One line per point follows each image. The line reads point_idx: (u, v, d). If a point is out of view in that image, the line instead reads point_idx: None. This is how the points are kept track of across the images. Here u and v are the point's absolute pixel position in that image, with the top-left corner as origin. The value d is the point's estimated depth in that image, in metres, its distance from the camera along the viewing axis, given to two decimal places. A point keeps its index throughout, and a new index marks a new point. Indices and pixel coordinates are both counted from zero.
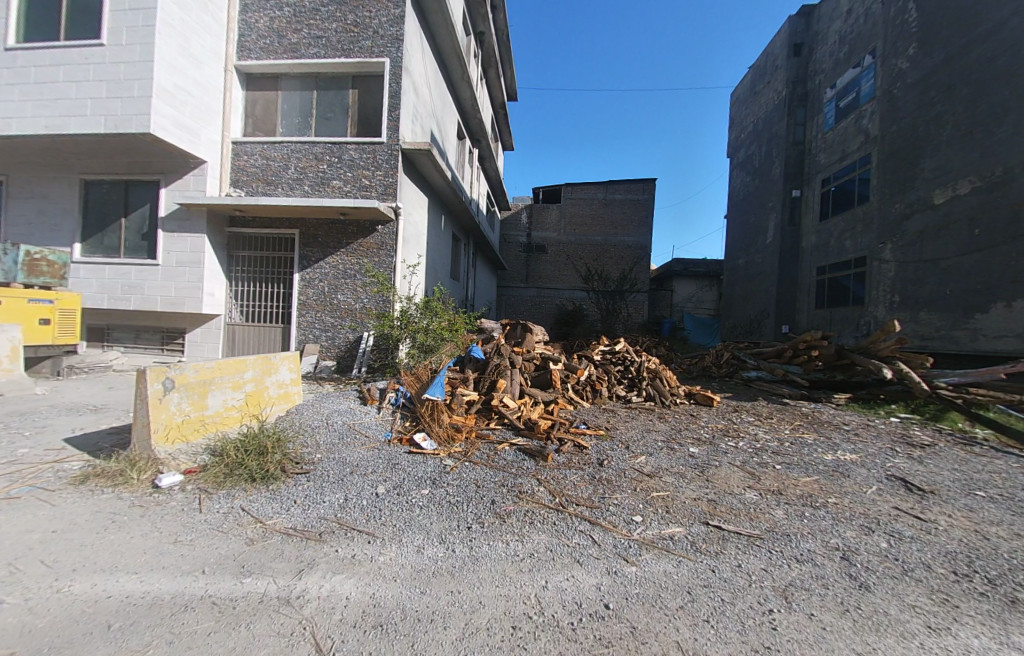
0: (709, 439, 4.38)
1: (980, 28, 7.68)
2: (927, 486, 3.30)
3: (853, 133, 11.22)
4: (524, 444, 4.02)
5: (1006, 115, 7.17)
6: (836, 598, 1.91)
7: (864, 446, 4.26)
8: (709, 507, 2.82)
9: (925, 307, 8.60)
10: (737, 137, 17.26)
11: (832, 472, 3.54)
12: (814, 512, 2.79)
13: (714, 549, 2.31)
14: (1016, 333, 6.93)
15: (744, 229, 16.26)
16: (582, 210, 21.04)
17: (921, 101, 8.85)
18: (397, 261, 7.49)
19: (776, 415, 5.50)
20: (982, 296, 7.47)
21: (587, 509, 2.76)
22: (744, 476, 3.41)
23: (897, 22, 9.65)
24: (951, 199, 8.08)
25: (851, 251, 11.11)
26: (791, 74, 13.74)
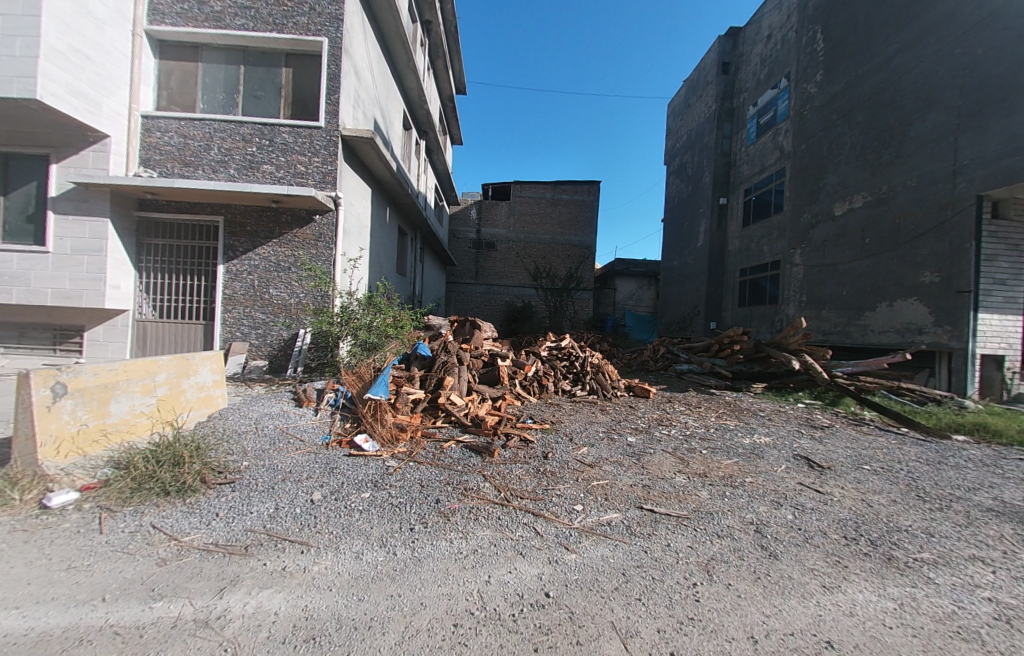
0: (645, 428, 4.67)
1: (869, 63, 8.87)
2: (824, 462, 3.77)
3: (771, 149, 12.43)
4: (470, 441, 4.01)
5: (889, 140, 8.34)
6: (751, 568, 2.12)
7: (776, 430, 4.77)
8: (644, 493, 2.99)
9: (826, 306, 9.81)
10: (673, 146, 18.46)
11: (748, 454, 3.93)
12: (733, 491, 3.07)
13: (647, 531, 2.46)
14: (895, 328, 8.11)
15: (679, 232, 17.46)
16: (531, 209, 21.32)
17: (825, 124, 10.05)
18: (337, 254, 7.08)
19: (704, 404, 5.99)
20: (870, 296, 8.66)
21: (531, 502, 2.81)
22: (674, 462, 3.67)
23: (808, 52, 10.82)
24: (847, 211, 9.27)
25: (768, 255, 12.35)
26: (720, 91, 14.96)
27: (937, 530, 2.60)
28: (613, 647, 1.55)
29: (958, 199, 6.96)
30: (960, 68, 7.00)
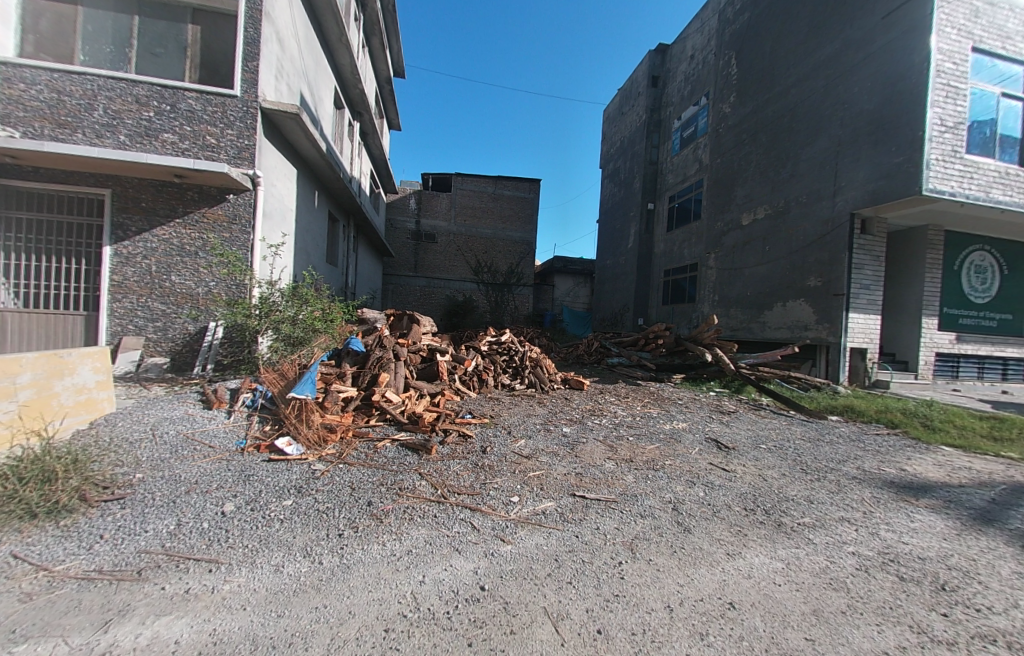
0: (579, 419, 4.90)
1: (772, 92, 10.06)
2: (730, 443, 4.26)
3: (693, 161, 13.59)
4: (406, 439, 3.89)
5: (785, 161, 9.56)
6: (668, 542, 2.32)
7: (691, 416, 5.29)
8: (577, 481, 3.13)
9: (734, 305, 11.03)
10: (608, 150, 19.39)
11: (668, 439, 4.31)
12: (654, 474, 3.35)
13: (579, 516, 2.59)
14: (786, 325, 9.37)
15: (612, 233, 18.45)
16: (472, 202, 21.09)
17: (736, 142, 11.24)
18: (256, 239, 6.40)
19: (632, 395, 6.44)
20: (768, 297, 9.90)
21: (468, 497, 2.81)
22: (604, 449, 3.91)
23: (724, 75, 11.97)
24: (752, 221, 10.49)
25: (687, 257, 13.56)
26: (650, 102, 16.00)
27: (814, 497, 3.07)
28: (545, 632, 1.60)
29: (836, 216, 8.21)
30: (840, 105, 8.22)
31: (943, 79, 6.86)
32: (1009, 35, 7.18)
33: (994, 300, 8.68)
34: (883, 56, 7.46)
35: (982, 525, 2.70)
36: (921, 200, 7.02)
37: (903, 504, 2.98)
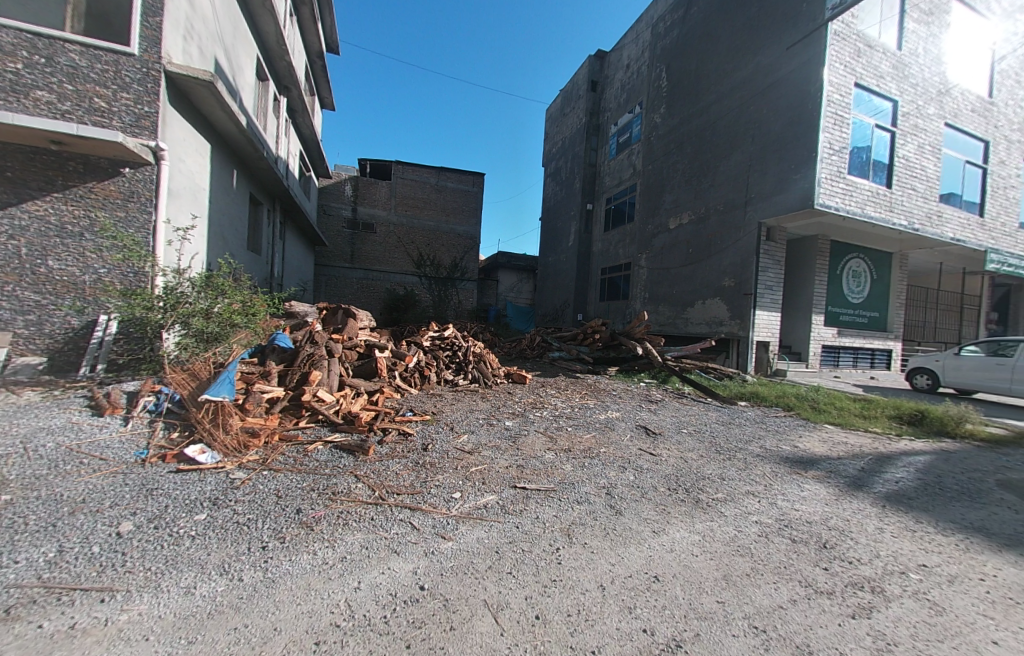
0: (521, 412, 5.00)
1: (696, 107, 10.96)
2: (656, 429, 4.63)
3: (627, 165, 14.36)
4: (341, 441, 3.68)
5: (706, 172, 10.49)
6: (602, 525, 2.47)
7: (624, 406, 5.65)
8: (518, 473, 3.20)
9: (662, 302, 11.91)
10: (550, 149, 19.81)
11: (603, 427, 4.58)
12: (590, 461, 3.53)
13: (519, 507, 2.65)
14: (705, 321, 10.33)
15: (553, 231, 18.93)
16: (413, 192, 20.38)
17: (666, 151, 12.09)
18: (159, 221, 5.60)
19: (571, 387, 6.71)
20: (691, 295, 10.83)
21: (408, 497, 2.74)
22: (545, 440, 4.04)
23: (656, 87, 12.77)
24: (678, 225, 11.38)
25: (622, 257, 14.35)
26: (589, 106, 16.59)
27: (725, 473, 3.45)
28: (485, 624, 1.62)
29: (747, 224, 9.20)
30: (752, 124, 9.19)
31: (832, 109, 7.96)
32: (880, 77, 8.51)
33: (864, 300, 10.36)
34: (787, 84, 8.46)
35: (852, 489, 3.24)
36: (813, 213, 8.12)
37: (796, 476, 3.46)
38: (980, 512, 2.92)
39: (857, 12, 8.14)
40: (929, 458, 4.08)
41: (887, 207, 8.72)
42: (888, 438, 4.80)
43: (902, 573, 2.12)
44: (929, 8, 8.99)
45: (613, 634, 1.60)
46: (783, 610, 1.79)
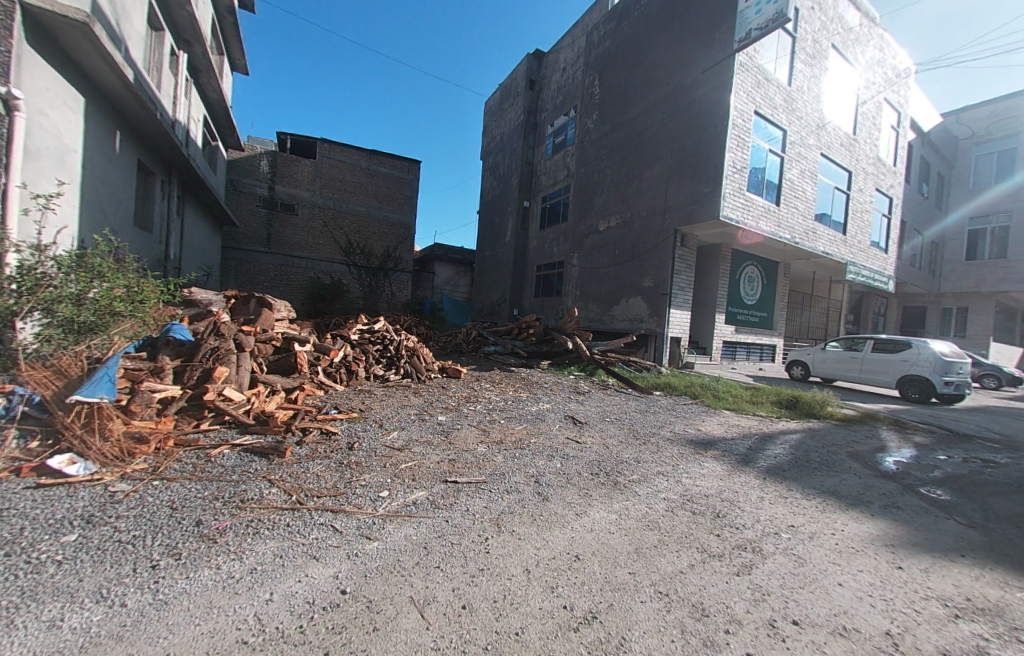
0: (454, 406, 4.97)
1: (625, 116, 11.65)
2: (583, 419, 4.91)
3: (562, 166, 14.83)
4: (252, 443, 3.36)
5: (632, 178, 11.24)
6: (529, 512, 2.57)
7: (555, 398, 5.89)
8: (449, 467, 3.19)
9: (591, 299, 12.56)
10: (488, 143, 19.73)
11: (534, 419, 4.74)
12: (520, 452, 3.65)
13: (449, 501, 2.65)
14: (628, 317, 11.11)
15: (490, 225, 18.94)
16: (342, 175, 19.01)
17: (597, 155, 12.70)
18: (12, 185, 4.56)
19: (505, 380, 6.82)
20: (617, 293, 11.56)
21: (329, 500, 2.59)
22: (477, 433, 4.07)
23: (589, 93, 13.32)
24: (607, 227, 12.06)
25: (555, 254, 14.83)
26: (527, 104, 16.79)
27: (641, 456, 3.78)
28: (411, 621, 1.61)
29: (666, 230, 10.06)
30: (673, 138, 10.03)
31: (736, 132, 9.00)
32: (774, 108, 9.79)
33: (757, 302, 11.95)
34: (701, 104, 9.37)
35: (742, 465, 3.74)
36: (720, 224, 9.14)
37: (698, 456, 3.92)
38: (834, 478, 3.56)
39: (758, 47, 9.25)
40: (801, 436, 4.87)
41: (777, 222, 10.13)
42: (771, 420, 5.62)
43: (776, 533, 2.52)
44: (812, 53, 10.51)
45: (536, 614, 1.68)
46: (683, 575, 2.03)
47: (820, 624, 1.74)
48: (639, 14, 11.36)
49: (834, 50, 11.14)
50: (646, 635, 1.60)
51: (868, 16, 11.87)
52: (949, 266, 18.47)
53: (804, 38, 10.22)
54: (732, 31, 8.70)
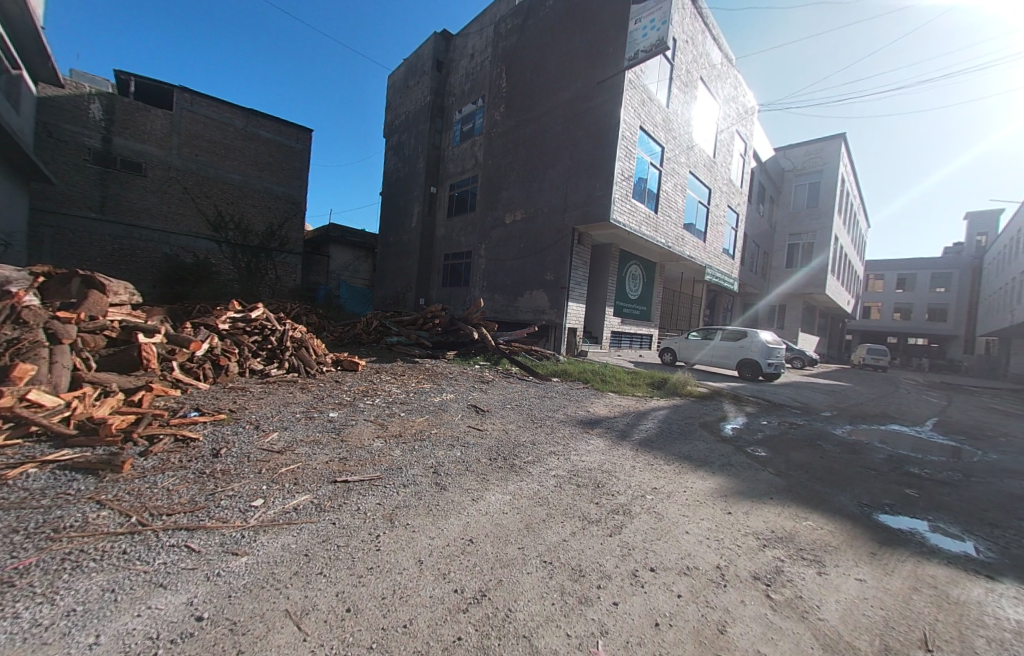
0: (349, 401, 4.64)
1: (530, 113, 11.98)
2: (485, 407, 5.02)
3: (470, 155, 14.70)
4: (73, 459, 2.70)
5: (536, 175, 11.67)
6: (425, 504, 2.54)
7: (459, 387, 5.91)
8: (338, 466, 2.97)
9: (497, 290, 12.79)
10: (392, 120, 18.52)
11: (436, 410, 4.70)
12: (420, 444, 3.58)
13: (337, 503, 2.48)
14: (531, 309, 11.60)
15: (394, 209, 17.94)
16: (210, 135, 16.06)
17: (504, 148, 12.87)
18: None
19: (407, 372, 6.59)
20: (521, 285, 11.97)
21: (185, 516, 2.21)
22: (374, 428, 3.87)
23: (496, 84, 13.37)
24: (513, 220, 12.37)
25: (462, 243, 14.71)
26: (434, 85, 16.14)
27: (536, 439, 4.03)
28: (284, 635, 1.47)
29: (565, 227, 10.73)
30: (573, 141, 10.68)
31: (625, 143, 9.98)
32: (655, 126, 11.08)
33: (639, 298, 13.56)
34: (596, 113, 10.14)
35: (621, 440, 4.24)
36: (611, 225, 10.08)
37: (585, 434, 4.34)
38: (690, 445, 4.25)
39: (643, 69, 10.32)
40: (667, 412, 5.71)
41: (655, 227, 11.57)
42: (646, 399, 6.48)
43: (642, 496, 2.93)
44: (685, 81, 12.10)
45: (426, 602, 1.68)
46: (565, 543, 2.23)
47: (670, 567, 2.09)
48: (543, 15, 11.72)
49: (701, 82, 12.99)
50: (530, 603, 1.73)
51: (726, 57, 14.07)
52: (776, 272, 23.31)
53: (679, 67, 11.69)
54: (623, 49, 9.54)
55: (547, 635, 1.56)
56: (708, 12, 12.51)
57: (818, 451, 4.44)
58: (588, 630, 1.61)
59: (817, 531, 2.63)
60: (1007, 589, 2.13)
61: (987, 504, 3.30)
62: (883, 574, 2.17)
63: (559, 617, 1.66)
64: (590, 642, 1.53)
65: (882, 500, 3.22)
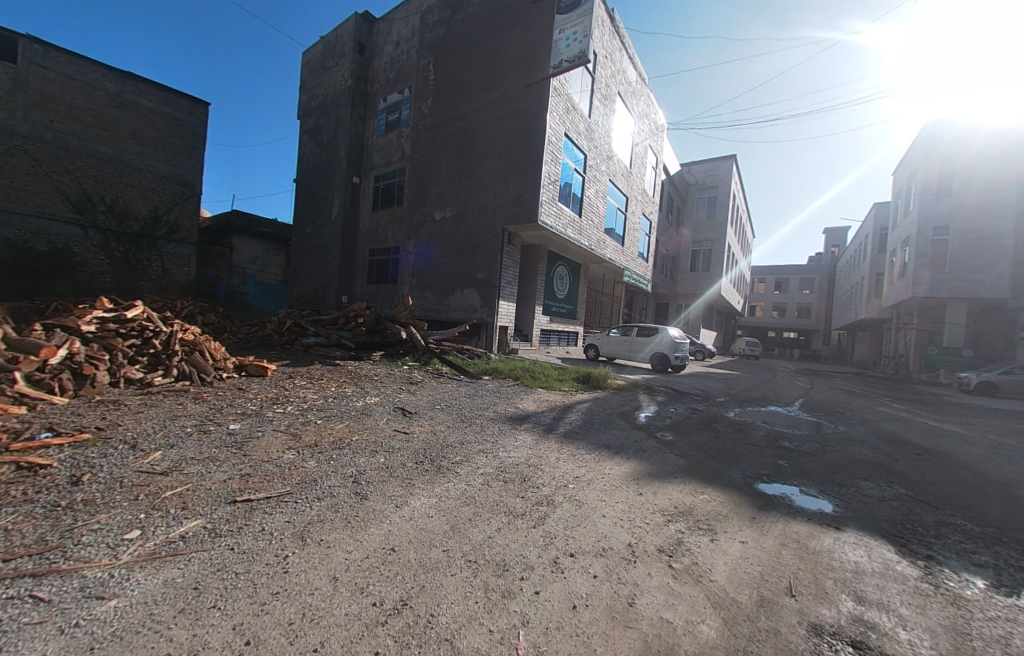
0: (255, 411, 4.18)
1: (459, 108, 11.83)
2: (412, 409, 4.87)
3: (396, 147, 14.09)
4: None
5: (467, 172, 11.57)
6: (342, 516, 2.38)
7: (384, 390, 5.66)
8: (239, 485, 2.66)
9: (427, 289, 12.45)
10: (307, 102, 17.02)
11: (359, 414, 4.45)
12: (339, 452, 3.36)
13: (237, 525, 2.22)
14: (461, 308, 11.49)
15: (312, 198, 16.51)
16: (70, 97, 13.31)
17: (432, 142, 12.55)
18: None
19: (326, 376, 6.14)
20: (452, 283, 11.78)
21: (29, 560, 1.81)
22: (285, 439, 3.54)
23: (423, 76, 12.97)
24: (442, 217, 12.12)
25: (389, 238, 14.05)
26: (355, 68, 15.16)
27: (465, 438, 4.02)
28: None
29: (495, 227, 10.81)
30: (503, 141, 10.81)
31: (551, 148, 10.37)
32: (579, 134, 11.66)
33: (566, 297, 14.19)
34: (524, 116, 10.37)
35: (547, 434, 4.42)
36: (539, 227, 10.39)
37: (513, 430, 4.43)
38: (608, 434, 4.56)
39: (568, 78, 10.79)
40: (590, 404, 6.07)
41: (579, 230, 12.21)
42: (571, 393, 6.81)
43: (565, 486, 3.08)
44: (605, 95, 12.91)
45: (340, 621, 1.58)
46: (490, 539, 2.25)
47: (588, 550, 2.22)
48: (471, 12, 11.64)
49: (619, 97, 13.95)
50: (453, 604, 1.72)
51: (640, 76, 15.29)
52: (683, 276, 25.88)
53: (599, 80, 12.43)
54: (548, 56, 9.88)
55: (469, 635, 1.55)
56: (624, 32, 13.46)
57: (714, 432, 5.05)
58: (510, 623, 1.64)
59: (711, 503, 2.99)
60: (848, 536, 2.64)
61: (835, 468, 4.05)
62: (761, 536, 2.54)
63: (482, 614, 1.67)
64: (511, 635, 1.57)
65: (762, 471, 3.77)
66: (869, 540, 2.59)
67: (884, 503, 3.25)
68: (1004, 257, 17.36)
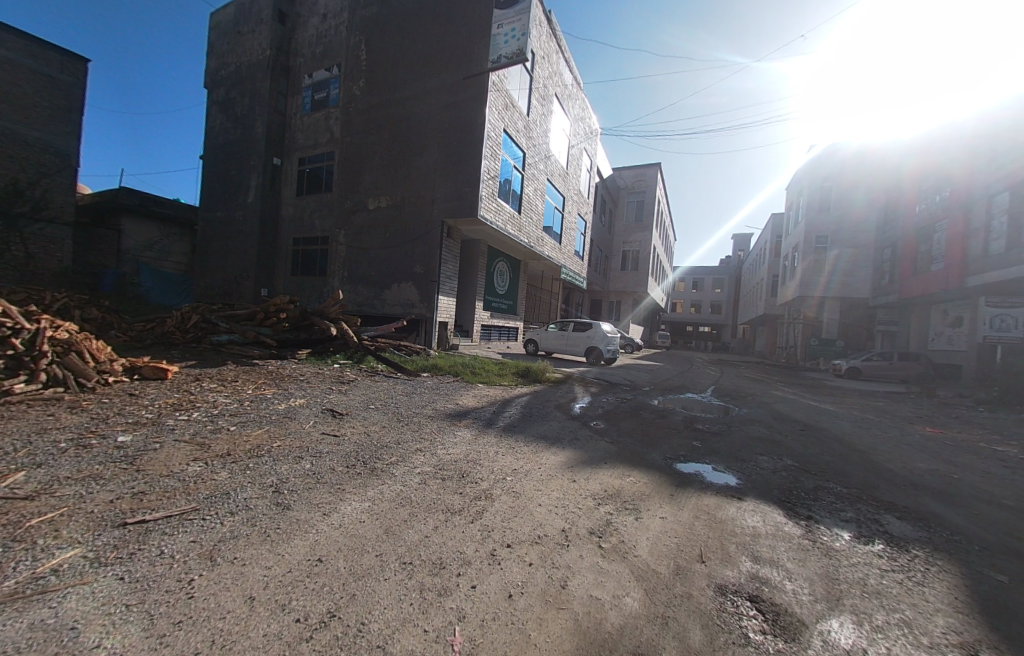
0: (150, 420, 3.65)
1: (394, 93, 11.28)
2: (343, 410, 4.59)
3: (323, 129, 13.09)
4: None
5: (404, 160, 11.10)
6: (260, 531, 2.18)
7: (311, 390, 5.26)
8: (131, 505, 2.31)
9: (360, 282, 11.77)
10: (217, 69, 15.10)
11: (281, 418, 4.09)
12: (256, 461, 3.05)
13: (128, 550, 1.93)
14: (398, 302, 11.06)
15: (223, 179, 14.73)
16: None
17: (364, 126, 11.83)
18: None
19: (242, 377, 5.57)
20: (387, 277, 11.28)
21: None
22: (190, 450, 3.14)
23: (354, 54, 12.15)
24: (376, 206, 11.52)
25: (317, 227, 13.03)
26: (275, 38, 13.76)
27: (400, 438, 3.89)
28: None
29: (434, 220, 10.54)
30: (441, 132, 10.53)
31: (490, 143, 10.34)
32: (517, 131, 11.76)
33: (506, 292, 14.31)
34: (463, 108, 10.21)
35: (486, 428, 4.45)
36: (478, 222, 10.33)
37: (452, 427, 4.39)
38: (545, 426, 4.71)
39: (506, 74, 10.81)
40: (528, 397, 6.21)
41: (518, 227, 12.36)
42: (510, 388, 6.91)
43: (503, 479, 3.12)
44: (542, 94, 13.16)
45: (258, 643, 1.45)
46: (426, 539, 2.21)
47: (524, 539, 2.29)
48: None
49: (556, 99, 14.32)
50: (386, 609, 1.66)
51: (575, 80, 15.81)
52: (616, 274, 27.37)
53: (537, 80, 12.63)
54: (487, 51, 9.81)
55: (402, 638, 1.51)
56: (560, 35, 13.79)
57: (640, 419, 5.47)
58: (446, 620, 1.63)
59: (636, 484, 3.23)
60: (747, 504, 3.01)
61: (737, 445, 4.61)
62: (679, 511, 2.81)
63: (417, 616, 1.64)
64: (446, 633, 1.56)
65: (679, 452, 4.18)
66: (765, 507, 2.98)
67: (775, 473, 3.77)
68: (870, 263, 21.11)
